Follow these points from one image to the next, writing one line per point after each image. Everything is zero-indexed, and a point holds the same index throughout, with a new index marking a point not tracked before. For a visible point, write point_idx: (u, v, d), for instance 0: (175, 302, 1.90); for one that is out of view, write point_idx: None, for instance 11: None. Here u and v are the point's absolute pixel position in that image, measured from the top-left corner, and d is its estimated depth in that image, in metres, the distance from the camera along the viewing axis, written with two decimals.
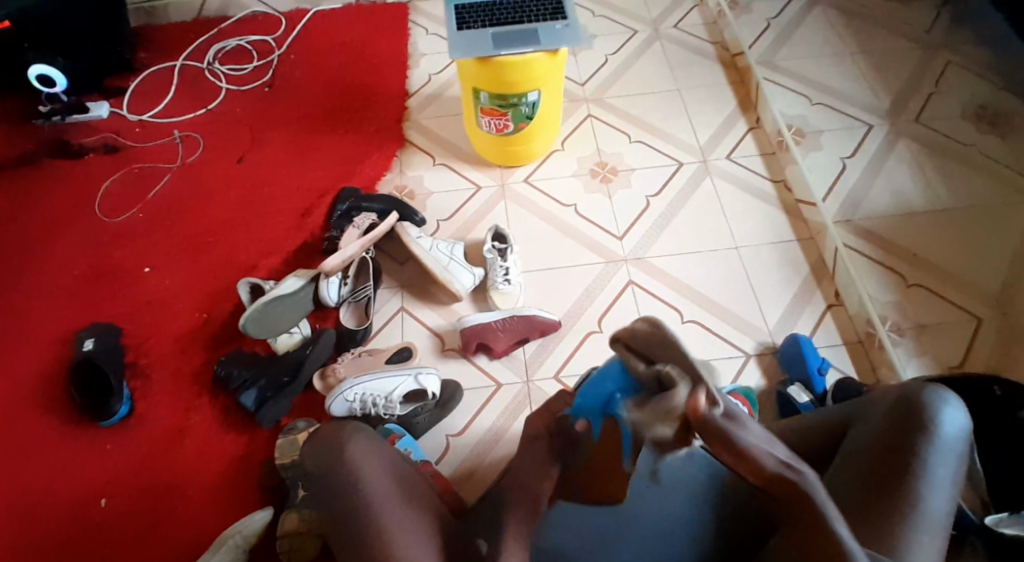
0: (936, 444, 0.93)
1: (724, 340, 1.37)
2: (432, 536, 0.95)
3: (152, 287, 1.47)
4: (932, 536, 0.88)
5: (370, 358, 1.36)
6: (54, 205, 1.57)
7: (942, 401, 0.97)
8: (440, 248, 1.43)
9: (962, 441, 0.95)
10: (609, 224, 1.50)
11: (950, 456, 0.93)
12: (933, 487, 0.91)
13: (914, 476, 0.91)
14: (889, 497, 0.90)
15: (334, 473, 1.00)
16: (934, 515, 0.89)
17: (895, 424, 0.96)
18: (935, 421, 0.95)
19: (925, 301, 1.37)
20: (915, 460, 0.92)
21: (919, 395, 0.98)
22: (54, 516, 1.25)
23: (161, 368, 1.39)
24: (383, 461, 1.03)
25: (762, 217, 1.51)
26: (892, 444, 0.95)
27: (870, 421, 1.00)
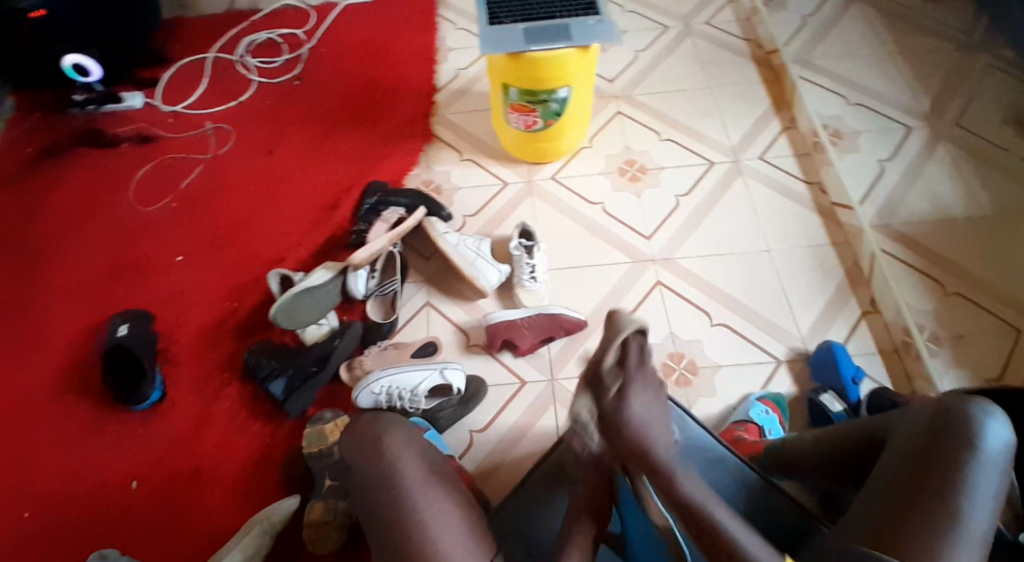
0: (978, 460, 0.91)
1: (753, 344, 1.37)
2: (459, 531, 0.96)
3: (181, 277, 1.49)
4: (971, 553, 0.87)
5: (395, 351, 1.37)
6: (88, 194, 1.60)
7: (987, 416, 0.94)
8: (466, 244, 1.44)
9: (1007, 457, 0.92)
10: (638, 223, 1.48)
11: (994, 472, 0.91)
12: (975, 502, 0.89)
13: (955, 492, 0.89)
14: (925, 513, 0.89)
15: (369, 461, 1.01)
16: (975, 531, 0.87)
17: (934, 437, 0.94)
18: (978, 435, 0.92)
19: (963, 310, 1.35)
20: (956, 474, 0.90)
21: (962, 408, 0.95)
22: (85, 498, 1.29)
23: (189, 357, 1.42)
24: (419, 449, 1.04)
25: (795, 219, 1.48)
26: (933, 458, 0.93)
27: (909, 432, 0.98)
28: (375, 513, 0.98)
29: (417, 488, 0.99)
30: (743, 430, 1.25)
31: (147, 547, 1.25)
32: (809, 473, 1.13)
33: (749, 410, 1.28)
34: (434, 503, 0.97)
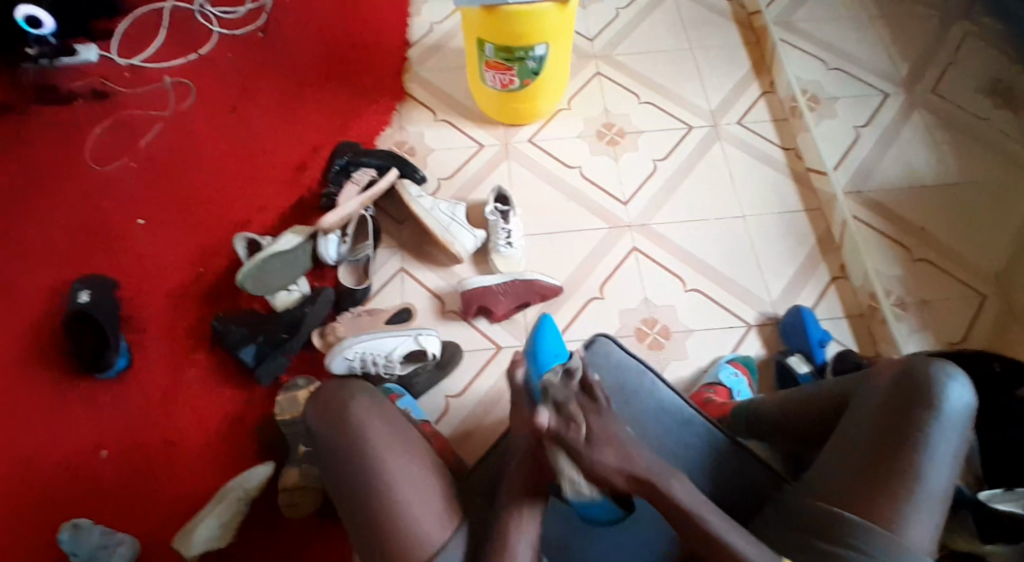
0: (938, 422, 0.93)
1: (723, 309, 1.39)
2: (439, 503, 0.99)
3: (142, 240, 1.45)
4: (930, 514, 0.91)
5: (369, 318, 1.36)
6: (41, 154, 1.52)
7: (948, 377, 0.96)
8: (441, 209, 1.41)
9: (966, 417, 0.95)
10: (615, 188, 1.47)
11: (953, 433, 0.94)
12: (934, 464, 0.92)
13: (914, 453, 0.92)
14: (885, 474, 0.92)
15: (341, 437, 1.02)
16: (933, 492, 0.91)
17: (897, 401, 0.96)
18: (940, 398, 0.94)
19: (930, 275, 1.38)
20: (916, 438, 0.93)
21: (924, 371, 0.97)
22: (58, 470, 1.29)
23: (155, 323, 1.39)
24: (390, 425, 1.03)
25: (770, 185, 1.48)
26: (895, 422, 0.95)
27: (872, 392, 1.00)
28: (353, 487, 0.99)
29: (397, 460, 1.00)
30: (712, 393, 1.28)
31: (122, 513, 1.27)
32: (774, 433, 1.16)
33: (719, 373, 1.30)
34: (408, 477, 0.99)
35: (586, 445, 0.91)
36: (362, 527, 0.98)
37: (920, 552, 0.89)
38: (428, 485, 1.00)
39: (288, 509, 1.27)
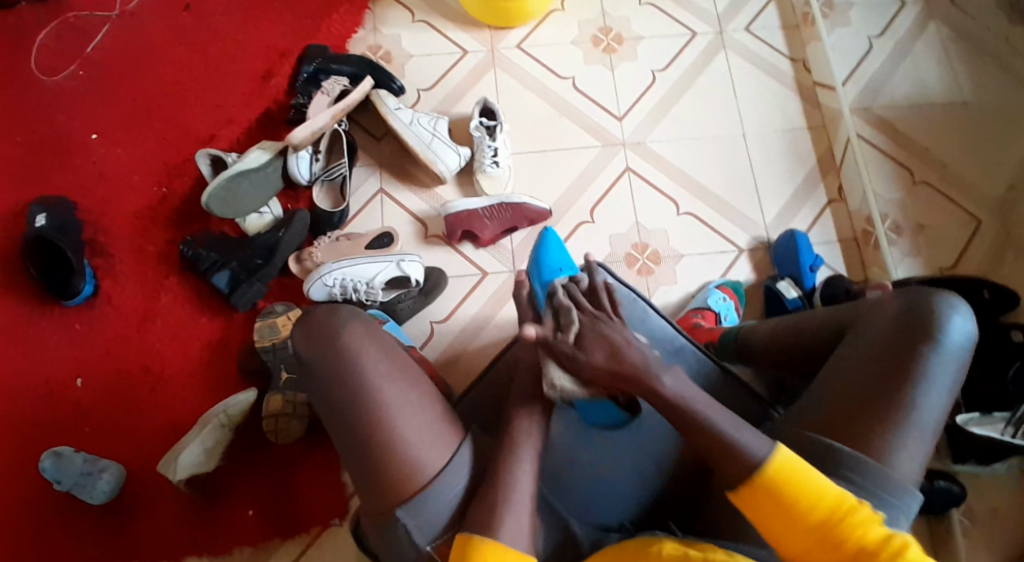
0: (938, 354, 0.90)
1: (719, 235, 1.33)
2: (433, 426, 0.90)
3: (99, 157, 1.35)
4: (919, 443, 0.88)
5: (348, 243, 1.29)
6: None
7: (952, 309, 0.92)
8: (421, 122, 1.32)
9: (967, 350, 0.92)
10: (610, 103, 1.38)
11: (952, 365, 0.90)
12: (930, 397, 0.88)
13: (909, 385, 0.88)
14: (877, 407, 0.88)
15: (328, 359, 0.90)
16: (926, 423, 0.88)
17: (897, 331, 0.92)
18: (941, 329, 0.91)
19: (928, 200, 1.33)
20: (913, 368, 0.89)
21: (928, 301, 0.93)
22: (29, 397, 1.25)
23: (120, 246, 1.32)
24: (381, 344, 0.92)
25: (776, 101, 1.40)
26: (891, 353, 0.91)
27: (870, 324, 0.96)
28: (345, 416, 0.89)
29: (394, 389, 0.89)
30: (700, 318, 1.25)
31: (102, 440, 1.24)
32: (763, 359, 1.13)
33: (707, 298, 1.26)
34: (401, 399, 0.89)
35: (572, 348, 0.81)
36: (357, 460, 0.89)
37: (906, 483, 0.86)
38: (426, 414, 0.90)
39: (273, 435, 1.24)
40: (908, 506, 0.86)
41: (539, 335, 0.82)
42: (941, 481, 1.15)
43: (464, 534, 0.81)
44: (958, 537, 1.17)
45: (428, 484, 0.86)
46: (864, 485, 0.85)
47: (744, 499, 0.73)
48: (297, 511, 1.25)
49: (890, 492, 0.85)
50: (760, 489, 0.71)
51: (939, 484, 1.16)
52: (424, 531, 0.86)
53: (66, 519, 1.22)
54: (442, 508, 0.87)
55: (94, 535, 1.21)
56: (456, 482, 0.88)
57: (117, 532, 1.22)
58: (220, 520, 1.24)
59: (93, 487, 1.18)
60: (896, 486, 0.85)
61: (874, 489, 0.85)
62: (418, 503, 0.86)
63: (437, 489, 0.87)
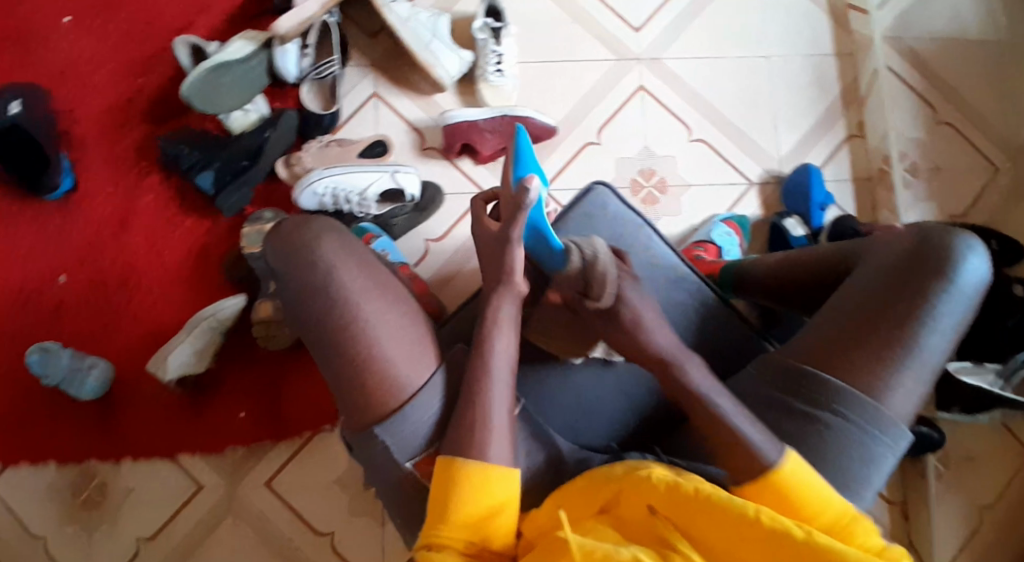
0: (948, 295, 0.84)
1: (730, 166, 1.27)
2: (416, 360, 0.86)
3: (72, 41, 1.27)
4: (917, 381, 0.84)
5: (339, 150, 1.22)
6: None
7: (967, 249, 0.85)
8: (420, 20, 1.22)
9: (978, 292, 0.86)
10: (626, 11, 1.28)
11: (960, 306, 0.84)
12: (933, 334, 0.83)
13: (915, 325, 0.83)
14: (878, 346, 0.84)
15: (299, 269, 0.85)
16: (928, 360, 0.84)
17: (908, 268, 0.86)
18: (953, 269, 0.84)
19: (952, 141, 1.26)
20: (920, 308, 0.83)
21: (943, 240, 0.86)
22: (13, 293, 1.24)
23: (99, 139, 1.26)
24: (359, 257, 0.88)
25: (805, 20, 1.30)
26: (899, 292, 0.85)
27: (880, 260, 0.89)
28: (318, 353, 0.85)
29: (373, 304, 0.85)
30: (702, 251, 1.19)
31: (85, 340, 1.24)
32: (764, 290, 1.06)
33: (710, 231, 1.21)
34: (380, 315, 0.85)
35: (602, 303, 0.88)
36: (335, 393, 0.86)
37: (897, 419, 0.83)
38: (402, 349, 0.85)
39: (263, 341, 1.23)
40: (896, 443, 0.84)
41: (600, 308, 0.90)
42: (921, 426, 1.18)
43: (446, 457, 0.78)
44: (930, 478, 1.21)
45: (406, 405, 0.84)
46: (853, 419, 0.82)
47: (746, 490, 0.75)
48: (288, 417, 1.26)
49: (881, 428, 0.83)
50: (764, 489, 0.74)
51: (919, 429, 1.19)
52: (403, 448, 0.85)
53: (58, 413, 1.24)
54: (418, 426, 0.85)
55: (86, 429, 1.24)
56: (424, 409, 0.85)
57: (108, 428, 1.24)
58: (211, 423, 1.26)
59: (82, 383, 1.19)
60: (885, 422, 0.83)
61: (863, 423, 0.82)
62: (396, 422, 0.84)
63: (415, 408, 0.85)
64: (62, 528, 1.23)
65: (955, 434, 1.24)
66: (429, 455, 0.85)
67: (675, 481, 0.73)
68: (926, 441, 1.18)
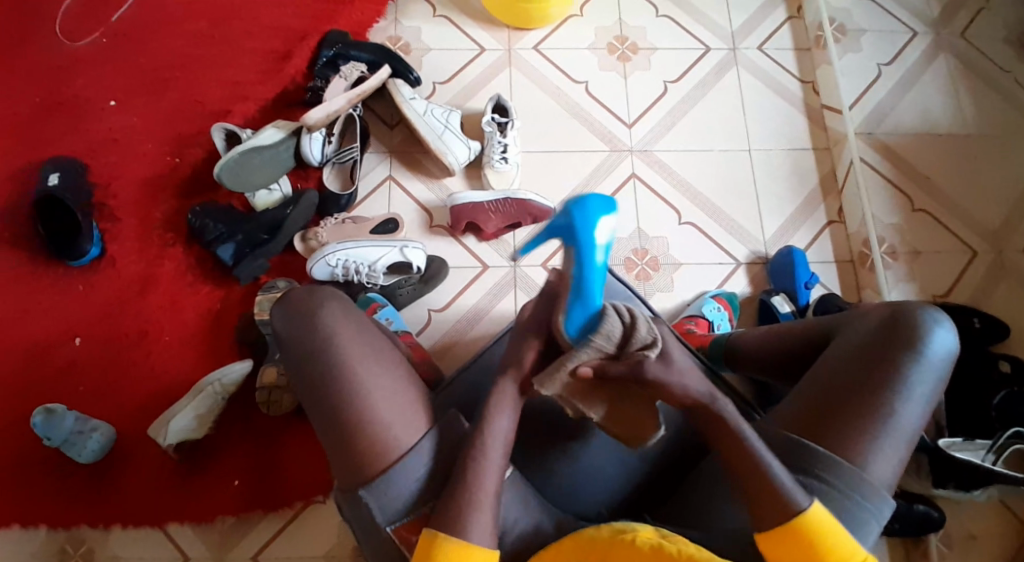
0: (919, 365, 0.88)
1: (717, 247, 1.35)
2: (415, 402, 0.89)
3: (115, 123, 1.41)
4: (897, 448, 0.86)
5: (354, 226, 1.31)
6: (9, 25, 1.47)
7: (937, 322, 0.91)
8: (435, 114, 1.35)
9: (948, 363, 0.90)
10: (620, 109, 1.43)
11: (931, 376, 0.88)
12: (909, 402, 0.87)
13: (890, 391, 0.87)
14: (857, 411, 0.86)
15: (304, 331, 0.90)
16: (905, 429, 0.87)
17: (881, 339, 0.90)
18: (923, 341, 0.89)
19: (926, 226, 1.35)
20: (894, 376, 0.87)
21: (913, 314, 0.91)
22: (29, 352, 1.29)
23: (129, 211, 1.36)
24: (357, 323, 0.92)
25: (782, 119, 1.43)
26: (874, 361, 0.89)
27: (856, 333, 0.93)
28: (316, 380, 0.89)
29: (369, 368, 0.88)
30: (693, 324, 1.24)
31: (93, 398, 1.27)
32: (750, 365, 1.10)
33: (702, 306, 1.26)
34: (378, 377, 0.88)
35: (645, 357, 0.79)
36: (325, 418, 0.88)
37: (880, 487, 0.85)
38: (402, 405, 0.88)
39: (266, 406, 1.26)
40: (880, 513, 0.85)
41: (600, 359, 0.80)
42: (920, 504, 1.14)
43: (429, 533, 0.77)
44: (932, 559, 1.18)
45: (396, 462, 0.84)
46: (837, 486, 0.84)
47: (766, 539, 0.76)
48: (282, 486, 1.25)
49: (863, 496, 0.84)
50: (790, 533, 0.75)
51: (918, 508, 1.14)
52: (385, 512, 0.84)
53: (52, 471, 1.24)
54: (404, 485, 0.84)
55: (79, 489, 1.24)
56: (421, 464, 0.85)
57: (101, 488, 1.24)
58: (205, 489, 1.25)
59: (83, 446, 1.20)
60: (867, 489, 0.84)
61: (848, 492, 0.84)
62: (382, 485, 0.83)
63: (407, 463, 0.84)
64: None
65: (956, 515, 1.20)
66: (411, 518, 0.84)
67: (659, 543, 0.75)
68: (927, 521, 1.14)
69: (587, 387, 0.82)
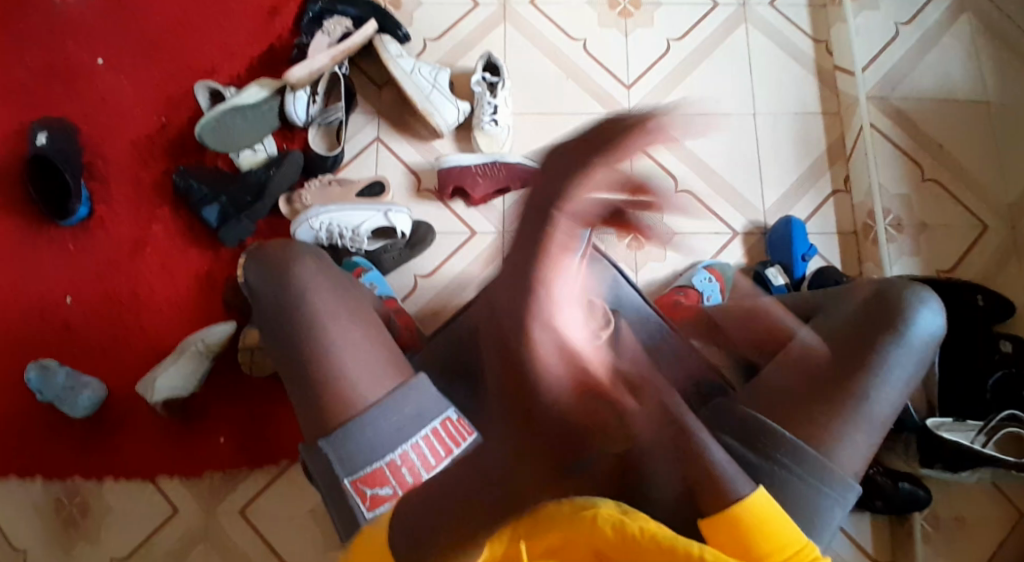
0: (901, 349, 0.84)
1: (714, 216, 1.30)
2: (385, 352, 0.90)
3: (103, 82, 1.39)
4: (868, 434, 0.80)
5: (339, 189, 1.28)
6: None
7: (921, 303, 0.88)
8: (422, 73, 1.30)
9: (933, 346, 0.87)
10: (619, 69, 1.36)
11: (913, 359, 0.84)
12: (886, 385, 0.82)
13: (868, 374, 0.82)
14: (830, 396, 0.80)
15: (279, 291, 0.93)
16: (877, 413, 0.80)
17: (864, 322, 0.87)
18: (907, 323, 0.85)
19: (937, 198, 1.28)
20: (872, 359, 0.83)
21: (897, 294, 0.88)
22: (21, 312, 1.30)
23: (117, 172, 1.35)
24: (330, 278, 0.96)
25: (791, 81, 1.36)
26: (853, 345, 0.85)
27: (839, 318, 0.90)
28: (286, 348, 0.89)
29: (341, 321, 0.90)
30: (683, 296, 1.20)
31: (83, 359, 1.28)
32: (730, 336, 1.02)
33: (692, 277, 1.22)
34: (348, 327, 0.89)
35: None
36: (290, 363, 0.88)
37: (846, 474, 0.77)
38: (375, 354, 0.88)
39: (248, 367, 1.26)
40: (844, 500, 0.77)
41: None
42: (905, 483, 1.14)
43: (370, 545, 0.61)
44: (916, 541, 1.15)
45: (358, 414, 0.81)
46: (798, 471, 0.76)
47: (710, 525, 0.60)
48: (268, 447, 1.27)
49: (829, 483, 0.76)
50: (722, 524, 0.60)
51: (904, 487, 1.14)
52: (346, 464, 0.79)
53: (45, 430, 1.26)
54: (363, 441, 0.80)
55: (72, 445, 1.26)
56: (385, 415, 0.81)
57: (94, 447, 1.26)
58: (195, 449, 1.27)
59: (75, 401, 1.22)
60: (831, 475, 0.76)
61: (809, 477, 0.76)
62: (343, 434, 0.80)
63: (365, 421, 0.80)
64: (37, 546, 1.22)
65: (946, 497, 1.18)
66: (370, 472, 0.78)
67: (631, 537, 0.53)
68: (913, 500, 1.14)
69: None
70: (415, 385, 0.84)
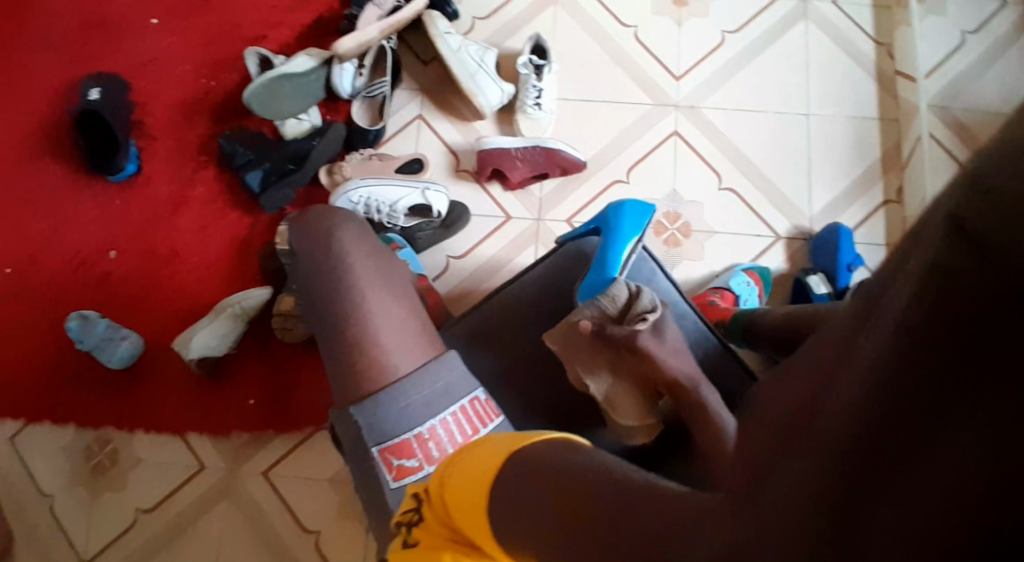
0: None
1: (756, 217, 1.26)
2: (418, 331, 0.90)
3: (156, 42, 1.41)
4: None
5: (379, 164, 1.27)
6: None
7: None
8: (469, 52, 1.29)
9: None
10: (669, 59, 1.32)
11: None
12: None
13: None
14: None
15: (318, 257, 0.93)
16: None
17: None
18: None
19: None
20: None
21: None
22: (67, 263, 1.34)
23: (165, 132, 1.38)
24: (371, 248, 0.96)
25: (849, 82, 1.30)
26: None
27: None
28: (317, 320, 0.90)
29: (377, 294, 0.90)
30: (717, 297, 1.16)
31: (122, 313, 1.32)
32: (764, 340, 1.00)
33: (729, 279, 1.18)
34: (382, 303, 0.90)
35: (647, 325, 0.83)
36: (321, 331, 0.90)
37: None
38: (407, 333, 0.89)
39: (281, 333, 1.28)
40: None
41: (593, 323, 0.86)
42: None
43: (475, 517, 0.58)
44: None
45: (384, 387, 0.83)
46: None
47: None
48: (293, 413, 1.30)
49: None
50: None
51: None
52: (373, 432, 0.81)
53: (83, 378, 1.31)
54: (390, 413, 0.82)
55: (107, 396, 1.30)
56: (411, 390, 0.83)
57: (128, 398, 1.31)
58: (223, 408, 1.30)
59: (112, 352, 1.25)
60: None
61: None
62: (372, 403, 0.82)
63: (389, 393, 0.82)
64: (71, 487, 1.28)
65: None
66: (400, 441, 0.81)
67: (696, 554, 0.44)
68: None
69: (586, 345, 0.86)
70: (445, 361, 0.85)
